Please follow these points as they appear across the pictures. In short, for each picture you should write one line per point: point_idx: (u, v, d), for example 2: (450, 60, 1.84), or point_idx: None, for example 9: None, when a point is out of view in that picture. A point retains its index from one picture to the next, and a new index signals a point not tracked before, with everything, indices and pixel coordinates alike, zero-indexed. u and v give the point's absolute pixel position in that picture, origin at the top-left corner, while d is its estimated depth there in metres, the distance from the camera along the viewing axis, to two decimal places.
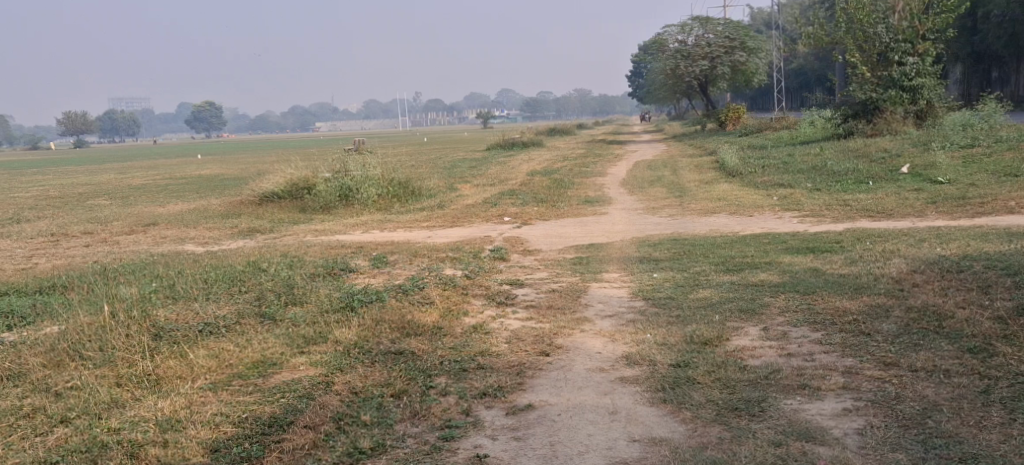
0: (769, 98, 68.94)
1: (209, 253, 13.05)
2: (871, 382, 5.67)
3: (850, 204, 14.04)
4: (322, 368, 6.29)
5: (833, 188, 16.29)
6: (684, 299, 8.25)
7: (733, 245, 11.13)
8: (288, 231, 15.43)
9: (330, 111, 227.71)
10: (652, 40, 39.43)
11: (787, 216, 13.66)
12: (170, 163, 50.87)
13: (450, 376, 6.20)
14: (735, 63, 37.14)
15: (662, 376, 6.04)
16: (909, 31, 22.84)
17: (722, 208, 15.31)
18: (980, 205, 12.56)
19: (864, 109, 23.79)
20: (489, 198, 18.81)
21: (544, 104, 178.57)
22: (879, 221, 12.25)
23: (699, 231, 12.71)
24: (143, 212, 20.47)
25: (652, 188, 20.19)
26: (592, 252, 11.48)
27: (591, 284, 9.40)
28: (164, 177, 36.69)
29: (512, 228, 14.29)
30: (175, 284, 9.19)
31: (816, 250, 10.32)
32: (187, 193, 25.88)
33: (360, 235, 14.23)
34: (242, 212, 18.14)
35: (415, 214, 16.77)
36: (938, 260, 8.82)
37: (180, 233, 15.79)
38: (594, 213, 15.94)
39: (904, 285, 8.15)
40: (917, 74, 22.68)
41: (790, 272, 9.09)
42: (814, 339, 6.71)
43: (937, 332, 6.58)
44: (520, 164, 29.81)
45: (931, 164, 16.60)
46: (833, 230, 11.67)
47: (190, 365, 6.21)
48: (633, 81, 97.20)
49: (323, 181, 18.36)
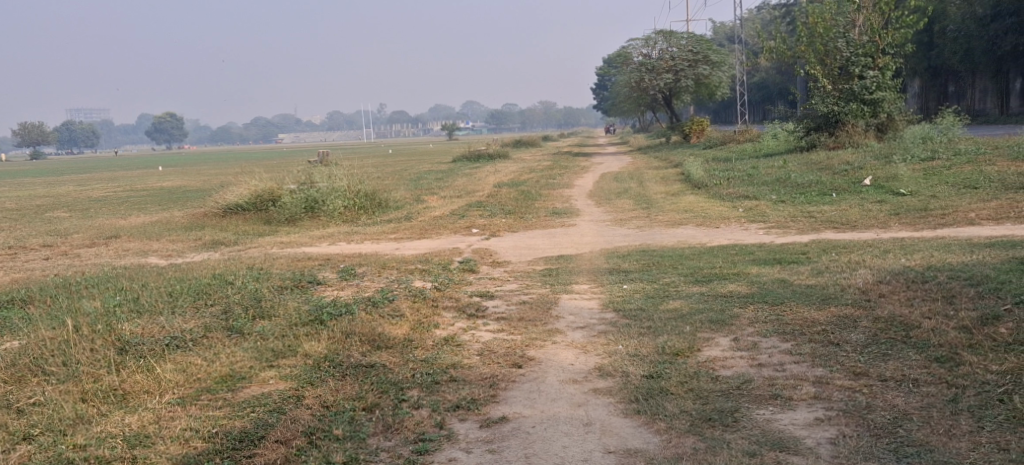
0: (732, 111, 69.83)
1: (173, 265, 12.85)
2: (842, 391, 5.72)
3: (815, 215, 14.22)
4: (292, 382, 6.20)
5: (798, 199, 16.50)
6: (654, 311, 8.28)
7: (702, 256, 11.21)
8: (253, 244, 15.25)
9: (293, 123, 226.11)
10: (617, 53, 39.72)
11: (754, 227, 13.81)
12: (128, 174, 50.10)
13: (423, 389, 6.15)
14: (699, 77, 37.54)
15: (635, 388, 6.04)
16: (869, 45, 23.27)
17: (689, 219, 15.45)
18: (942, 216, 12.81)
19: (826, 122, 24.14)
20: (456, 210, 18.76)
21: (509, 116, 179.00)
22: (843, 233, 12.43)
23: (667, 242, 12.80)
24: (104, 224, 20.12)
25: (619, 199, 20.30)
26: (561, 264, 11.50)
27: (562, 296, 9.41)
28: (124, 189, 36.11)
29: (480, 240, 14.27)
30: (138, 297, 9.04)
31: (784, 261, 10.43)
32: (148, 205, 25.51)
33: (327, 247, 14.11)
34: (205, 224, 17.90)
35: (382, 226, 16.69)
36: (903, 271, 8.96)
37: (143, 246, 15.54)
38: (562, 225, 15.97)
39: (871, 295, 8.25)
40: (877, 88, 22.98)
41: (758, 283, 9.18)
42: (784, 349, 6.76)
43: (904, 342, 6.67)
44: (487, 176, 29.81)
45: (893, 176, 16.90)
46: (799, 241, 11.81)
47: (157, 379, 6.08)
48: (598, 94, 97.83)
49: (289, 192, 18.19)
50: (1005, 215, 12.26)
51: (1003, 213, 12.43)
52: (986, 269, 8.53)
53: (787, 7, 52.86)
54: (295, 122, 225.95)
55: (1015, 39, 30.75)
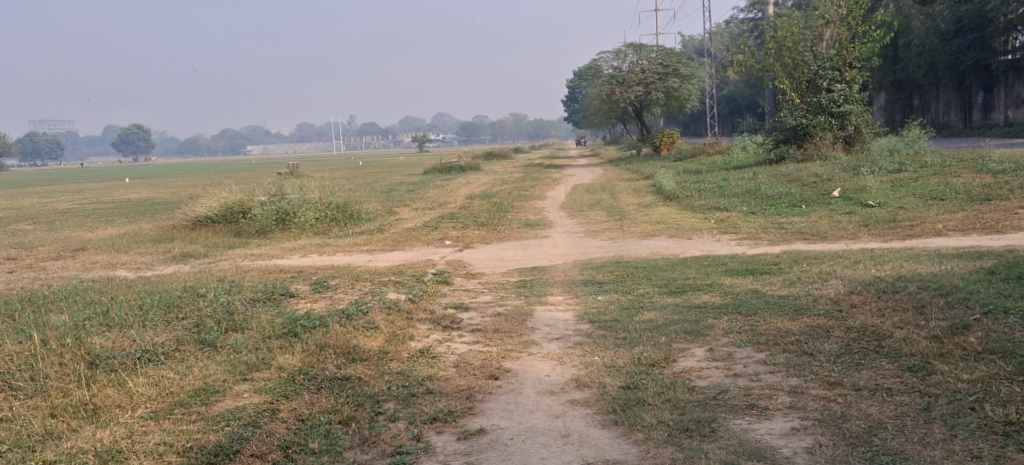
0: (701, 123, 70.45)
1: (142, 278, 12.69)
2: (817, 401, 5.76)
3: (785, 227, 14.36)
4: (267, 395, 6.12)
5: (768, 211, 16.66)
6: (629, 322, 8.30)
7: (675, 267, 11.27)
8: (223, 256, 15.11)
9: (262, 134, 224.61)
10: (587, 65, 39.94)
11: (725, 238, 13.93)
12: (94, 186, 49.47)
13: (399, 401, 6.11)
14: (669, 89, 37.86)
15: (613, 398, 6.04)
16: (836, 59, 23.59)
17: (661, 231, 15.55)
18: (910, 227, 13.00)
19: (794, 135, 24.45)
20: (429, 222, 18.73)
21: (480, 128, 179.15)
22: (813, 243, 12.57)
23: (640, 254, 12.86)
24: (70, 236, 19.83)
25: (591, 211, 20.38)
26: (535, 275, 11.50)
27: (537, 307, 9.41)
28: (90, 201, 35.61)
29: (453, 251, 14.24)
30: (107, 311, 8.91)
31: (756, 271, 10.51)
32: (116, 217, 25.18)
33: (298, 259, 14.02)
34: (174, 236, 17.70)
35: (354, 238, 16.62)
36: (874, 281, 9.07)
37: (111, 258, 15.34)
38: (535, 236, 15.99)
39: (843, 305, 8.34)
40: (844, 101, 23.29)
41: (732, 294, 9.24)
42: (759, 359, 6.80)
43: (876, 352, 6.74)
44: (459, 187, 29.76)
45: (861, 187, 17.13)
46: (771, 252, 11.92)
47: (128, 393, 5.97)
48: (569, 107, 98.28)
49: (259, 204, 18.04)
50: (972, 226, 12.46)
51: (969, 224, 12.64)
52: (955, 279, 8.65)
53: (755, 20, 53.51)
54: (264, 134, 224.43)
55: (977, 53, 31.78)
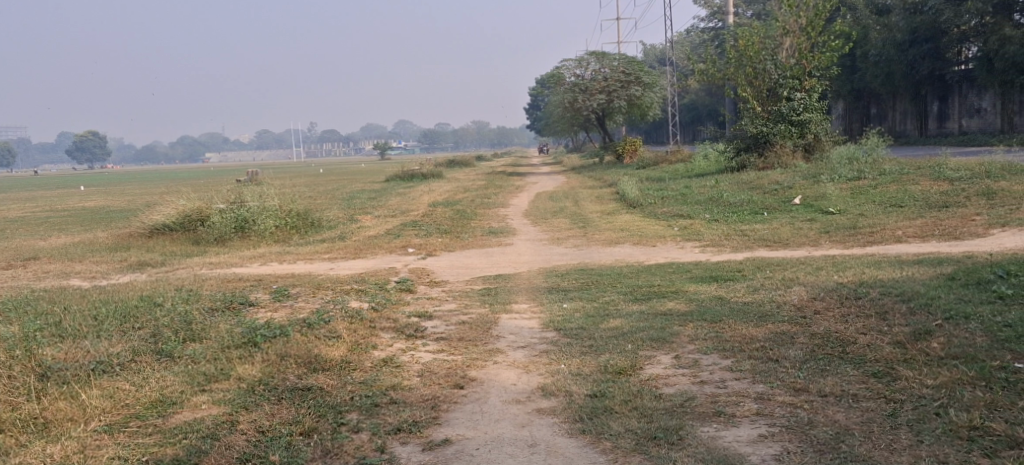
0: (663, 131, 71.10)
1: (96, 288, 12.38)
2: (783, 407, 5.74)
3: (748, 234, 14.43)
4: (226, 406, 5.96)
5: (731, 218, 16.77)
6: (595, 330, 8.24)
7: (640, 274, 11.27)
8: (181, 264, 14.82)
9: (222, 142, 222.04)
10: (550, 73, 40.00)
11: (689, 245, 13.97)
12: (48, 194, 48.44)
13: (362, 412, 5.98)
14: (632, 98, 38.06)
15: (579, 407, 5.97)
16: (796, 68, 23.85)
17: (625, 238, 15.57)
18: (870, 234, 13.15)
19: (755, 143, 24.70)
20: (391, 229, 18.56)
21: (443, 136, 178.86)
22: (776, 250, 12.65)
23: (605, 261, 12.84)
24: (21, 245, 19.34)
25: (555, 218, 20.35)
26: (500, 283, 11.41)
27: (501, 315, 9.32)
28: (43, 209, 34.87)
29: (416, 259, 14.10)
30: (59, 321, 8.65)
31: (721, 278, 10.53)
32: (70, 225, 24.64)
33: (259, 268, 13.80)
34: (130, 245, 17.34)
35: (315, 245, 16.41)
36: (836, 287, 9.13)
37: (64, 267, 14.98)
38: (499, 244, 15.90)
39: (806, 312, 8.37)
40: (804, 109, 23.76)
41: (696, 301, 9.23)
42: (725, 366, 6.79)
43: (841, 358, 6.76)
44: (422, 195, 29.62)
45: (821, 195, 17.32)
46: (734, 259, 11.95)
47: (81, 405, 5.76)
48: (531, 115, 98.54)
49: (219, 212, 17.72)
50: (930, 233, 12.63)
51: (928, 231, 12.81)
52: (916, 285, 8.72)
53: (715, 30, 54.11)
54: (224, 142, 221.89)
55: (931, 64, 32.62)
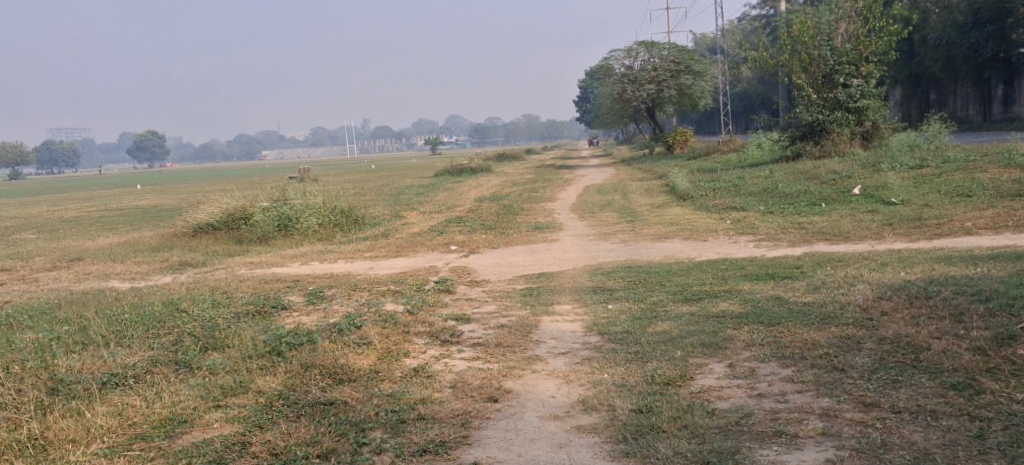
0: (714, 121, 69.88)
1: (133, 290, 12.15)
2: (852, 426, 5.14)
3: (805, 227, 13.70)
4: (239, 425, 5.59)
5: (786, 210, 16.00)
6: (642, 334, 7.66)
7: (690, 272, 10.65)
8: (221, 264, 14.60)
9: (276, 140, 225.32)
10: (598, 65, 39.30)
11: (743, 240, 13.30)
12: (103, 194, 49.09)
13: (386, 429, 5.54)
14: (681, 87, 37.15)
15: (623, 425, 5.45)
16: (853, 53, 22.94)
17: (675, 233, 14.94)
18: (937, 226, 12.35)
19: (811, 131, 23.77)
20: (435, 226, 18.17)
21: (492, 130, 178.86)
22: (836, 244, 11.93)
23: (653, 257, 12.24)
24: (69, 246, 19.36)
25: (604, 213, 19.75)
26: (543, 282, 10.90)
27: (543, 318, 8.80)
28: (97, 208, 35.24)
29: (458, 257, 13.65)
30: (85, 328, 8.38)
31: (777, 276, 9.87)
32: (119, 225, 24.74)
33: (298, 267, 13.49)
34: (173, 244, 17.21)
35: (357, 244, 16.09)
36: (904, 285, 8.42)
37: (106, 268, 14.85)
38: (544, 240, 15.39)
39: (873, 313, 7.69)
40: (862, 95, 22.73)
41: (752, 301, 8.60)
42: (785, 376, 6.17)
43: (914, 366, 6.10)
44: (468, 190, 29.23)
45: (883, 184, 16.43)
46: (791, 255, 11.27)
47: (87, 426, 5.46)
48: (581, 107, 97.94)
49: (261, 210, 17.47)
50: (1003, 224, 11.79)
51: (1000, 221, 11.98)
52: (993, 283, 7.99)
53: (767, 17, 52.81)
54: (277, 140, 225.18)
55: (996, 46, 30.94)
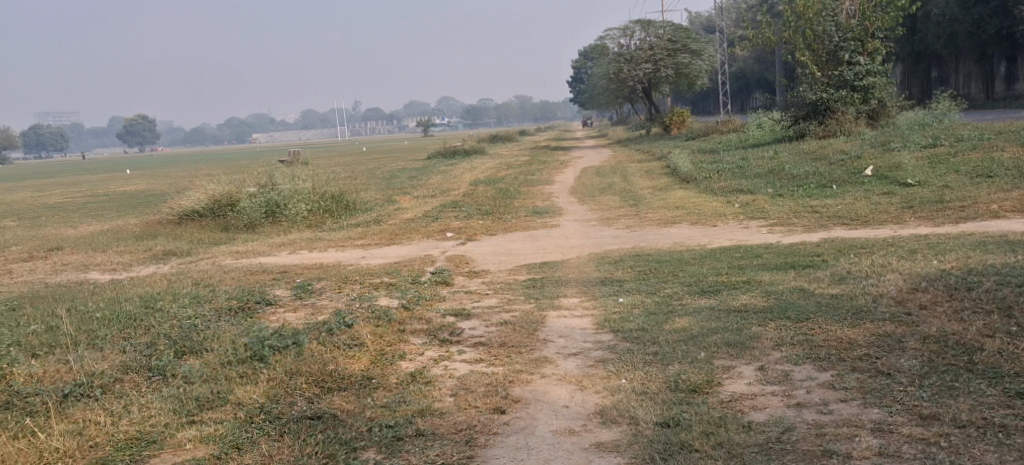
0: (710, 101, 69.33)
1: (111, 282, 11.45)
2: (912, 445, 4.59)
3: (819, 211, 13.07)
4: (215, 445, 4.95)
5: (796, 193, 15.39)
6: (659, 332, 7.03)
7: (703, 261, 10.03)
8: (206, 254, 13.91)
9: (268, 122, 223.80)
10: (594, 44, 38.61)
11: (754, 225, 12.69)
12: (91, 179, 48.14)
13: (381, 449, 4.91)
14: (679, 66, 36.27)
15: (649, 442, 4.85)
16: (859, 29, 22.22)
17: (681, 217, 14.31)
18: (961, 209, 11.78)
19: (814, 110, 22.95)
20: (429, 211, 17.48)
21: (486, 112, 177.91)
22: (855, 230, 11.33)
23: (662, 245, 11.62)
24: (50, 234, 18.62)
25: (604, 196, 19.10)
26: (546, 272, 10.25)
27: (549, 313, 8.16)
28: (83, 194, 34.39)
29: (455, 245, 13.00)
30: (52, 328, 7.69)
31: (798, 265, 9.23)
32: (104, 212, 23.95)
33: (287, 257, 12.82)
34: (156, 232, 16.49)
35: (349, 231, 15.40)
36: (940, 275, 7.81)
37: (85, 258, 14.14)
38: (544, 226, 14.74)
39: (910, 307, 7.09)
40: (868, 74, 22.10)
41: (775, 294, 7.97)
42: (824, 381, 5.55)
43: (969, 370, 5.50)
44: (463, 173, 28.56)
45: (896, 165, 15.84)
46: (810, 241, 10.66)
47: (40, 448, 4.81)
48: (575, 88, 97.23)
49: (248, 196, 16.74)
50: None
51: None
52: None
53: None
54: (269, 123, 223.74)
55: (1000, 22, 30.32)
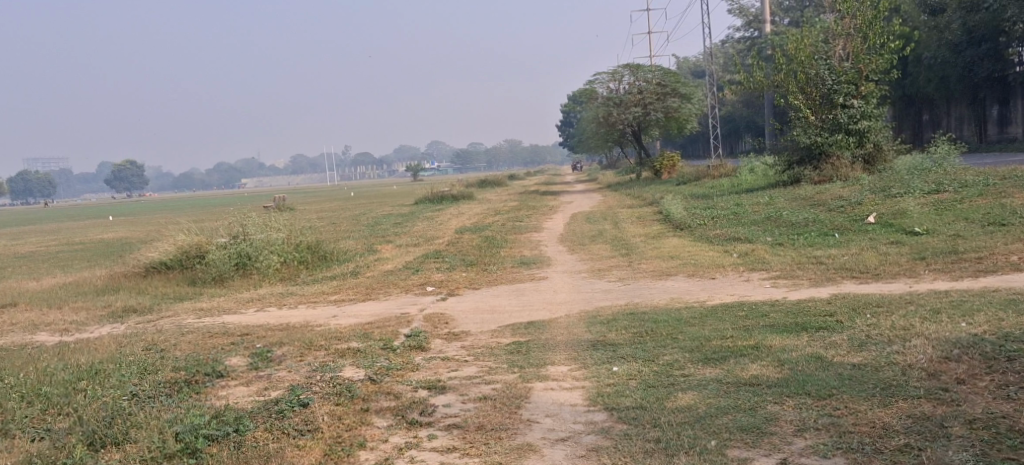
0: (700, 145, 69.08)
1: (58, 346, 10.47)
2: None
3: (824, 262, 12.26)
4: None
5: (797, 242, 14.59)
6: (661, 412, 6.10)
7: (704, 320, 9.12)
8: (168, 310, 12.94)
9: (257, 168, 223.38)
10: (582, 88, 38.05)
11: (756, 278, 11.85)
12: (73, 226, 46.99)
13: None
14: (668, 110, 35.80)
15: None
16: (852, 72, 21.63)
17: (678, 268, 13.46)
18: (977, 261, 10.94)
19: (808, 155, 22.40)
20: (411, 262, 16.57)
21: (475, 156, 177.91)
22: (866, 284, 10.49)
23: (658, 301, 10.73)
24: (11, 288, 17.57)
25: (594, 244, 18.27)
26: (533, 334, 9.31)
27: (534, 386, 7.22)
28: (60, 243, 33.33)
29: (434, 301, 12.06)
30: None
31: (810, 327, 8.33)
32: (75, 262, 22.94)
33: (253, 315, 11.87)
34: (119, 286, 15.49)
35: (324, 284, 14.47)
36: (974, 341, 6.91)
37: (39, 316, 13.15)
38: (531, 278, 13.84)
39: (946, 381, 6.20)
40: (862, 117, 21.54)
41: (789, 362, 7.05)
42: None
43: None
44: (449, 219, 27.73)
45: (900, 212, 15.10)
46: (819, 297, 9.81)
47: None
48: (564, 132, 97.16)
49: (218, 247, 15.76)
50: None
51: None
52: None
53: (754, 42, 51.89)
54: (259, 168, 223.42)
55: (991, 65, 30.00)
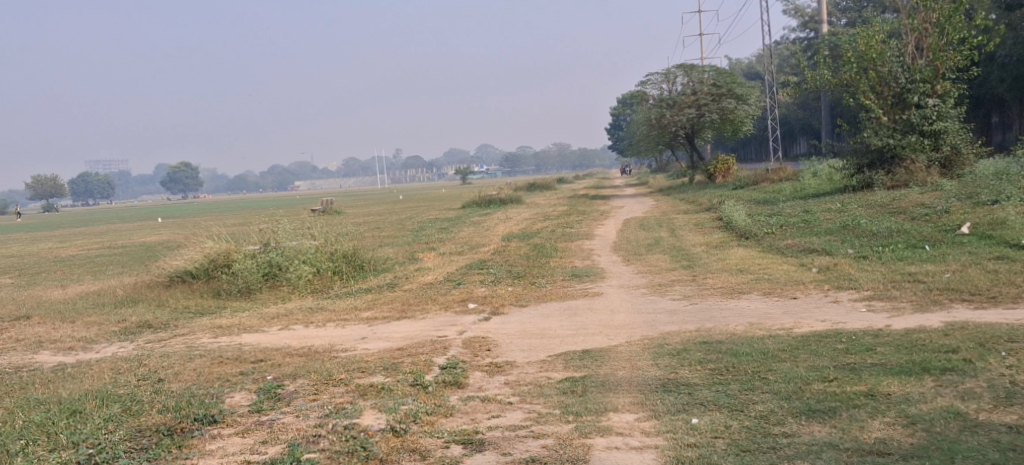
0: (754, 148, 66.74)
1: (56, 370, 9.31)
2: None
3: (924, 280, 10.62)
4: None
5: (884, 254, 12.94)
6: None
7: (797, 355, 7.57)
8: (185, 327, 11.76)
9: (308, 171, 225.05)
10: (633, 90, 36.46)
11: (846, 299, 10.24)
12: (121, 228, 46.46)
13: None
14: (723, 111, 33.94)
15: None
16: (928, 69, 19.68)
17: (751, 285, 11.87)
18: None
19: (881, 158, 20.47)
20: (452, 273, 15.23)
21: (523, 160, 176.63)
22: (984, 310, 8.85)
23: (736, 326, 9.19)
24: (32, 297, 16.61)
25: (651, 254, 16.73)
26: (591, 368, 7.87)
27: (595, 442, 5.80)
28: (102, 246, 32.67)
29: (476, 322, 10.64)
30: None
31: (932, 369, 6.75)
32: (108, 269, 22.02)
33: (275, 335, 10.60)
34: (139, 298, 14.38)
35: (356, 298, 13.17)
36: None
37: (49, 332, 12.08)
38: (584, 294, 12.37)
39: None
40: (938, 117, 19.60)
41: (923, 421, 5.55)
42: None
43: None
44: (495, 225, 26.35)
45: (998, 221, 13.34)
46: (933, 327, 8.20)
47: None
48: (613, 135, 95.28)
49: (245, 256, 14.60)
50: None
51: None
52: None
53: (810, 43, 49.59)
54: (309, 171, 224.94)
55: None
